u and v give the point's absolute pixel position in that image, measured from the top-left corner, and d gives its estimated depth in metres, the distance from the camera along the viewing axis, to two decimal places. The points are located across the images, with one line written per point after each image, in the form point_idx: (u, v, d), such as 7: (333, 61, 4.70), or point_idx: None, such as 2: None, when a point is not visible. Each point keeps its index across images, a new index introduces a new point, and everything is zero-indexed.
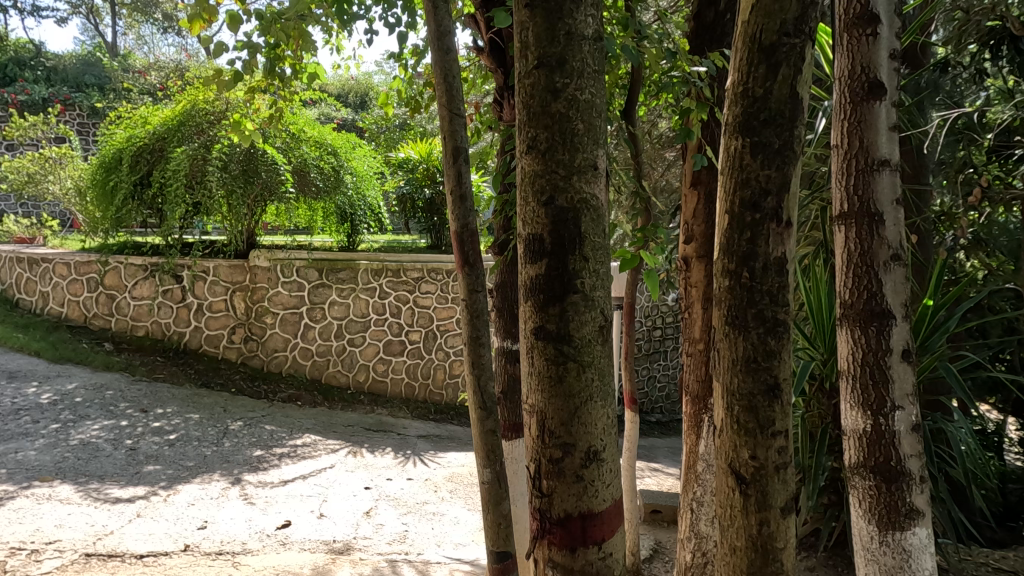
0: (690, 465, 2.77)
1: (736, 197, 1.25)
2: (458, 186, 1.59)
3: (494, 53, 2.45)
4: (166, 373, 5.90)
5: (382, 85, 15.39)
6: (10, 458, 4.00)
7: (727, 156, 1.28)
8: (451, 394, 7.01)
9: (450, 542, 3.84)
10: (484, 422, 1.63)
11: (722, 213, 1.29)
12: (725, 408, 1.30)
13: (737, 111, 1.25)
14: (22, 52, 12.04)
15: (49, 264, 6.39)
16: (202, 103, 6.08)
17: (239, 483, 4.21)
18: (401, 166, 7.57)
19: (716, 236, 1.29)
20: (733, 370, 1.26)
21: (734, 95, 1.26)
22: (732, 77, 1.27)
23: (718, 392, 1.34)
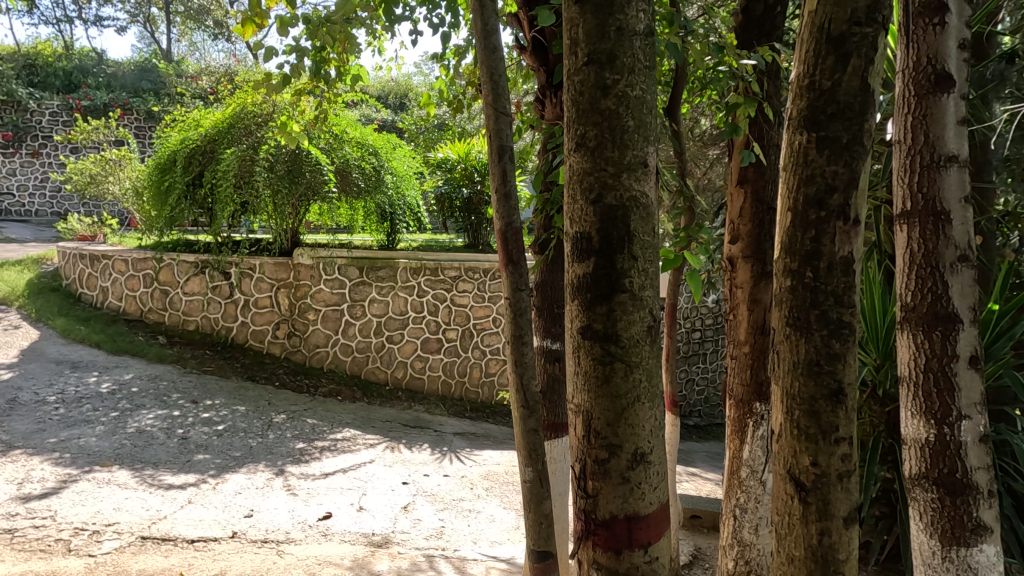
0: (734, 472, 2.69)
1: (799, 194, 1.22)
2: (503, 185, 1.59)
3: (537, 52, 2.44)
4: (214, 366, 6.13)
5: (421, 86, 15.62)
6: (73, 443, 4.23)
7: (789, 152, 1.24)
8: (487, 392, 7.07)
9: (486, 539, 3.86)
10: (525, 421, 1.63)
11: (784, 212, 1.25)
12: (784, 413, 1.26)
13: (802, 105, 1.21)
14: (85, 61, 12.99)
15: (109, 260, 6.71)
16: (251, 106, 6.29)
17: (282, 474, 4.34)
18: (439, 166, 7.67)
19: (776, 234, 1.26)
20: (793, 373, 1.23)
21: (797, 89, 1.22)
22: (797, 70, 1.23)
23: (776, 396, 1.30)
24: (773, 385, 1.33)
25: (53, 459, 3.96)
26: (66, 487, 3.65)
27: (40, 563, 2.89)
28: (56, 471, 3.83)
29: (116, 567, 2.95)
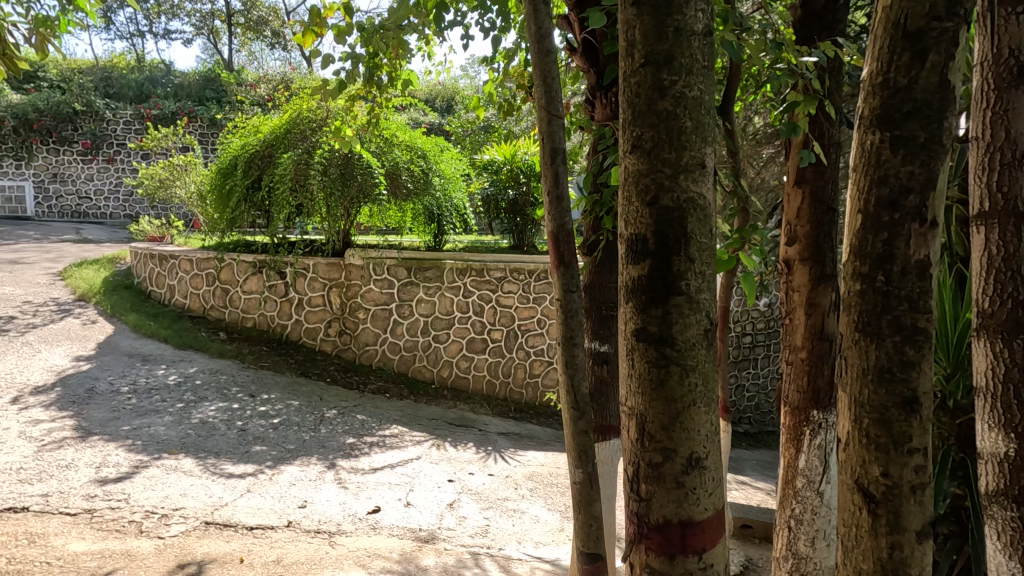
0: (788, 481, 2.60)
1: (871, 195, 1.19)
2: (556, 187, 1.60)
3: (587, 53, 2.43)
4: (270, 361, 6.40)
5: (467, 89, 15.86)
6: (144, 431, 4.52)
7: (860, 152, 1.21)
8: (531, 394, 7.09)
9: (530, 540, 3.87)
10: (576, 423, 1.63)
11: (853, 214, 1.22)
12: (852, 421, 1.22)
13: (874, 103, 1.17)
14: (156, 72, 13.88)
15: (176, 260, 7.11)
16: (306, 112, 6.53)
17: (334, 468, 4.49)
18: (485, 168, 7.75)
19: (847, 236, 1.23)
20: (863, 380, 1.18)
21: (869, 87, 1.19)
22: (869, 68, 1.19)
23: (842, 404, 1.26)
24: (838, 392, 1.29)
25: (127, 445, 4.24)
26: (138, 472, 3.89)
27: (116, 542, 3.10)
28: (130, 456, 4.09)
29: (182, 549, 3.12)
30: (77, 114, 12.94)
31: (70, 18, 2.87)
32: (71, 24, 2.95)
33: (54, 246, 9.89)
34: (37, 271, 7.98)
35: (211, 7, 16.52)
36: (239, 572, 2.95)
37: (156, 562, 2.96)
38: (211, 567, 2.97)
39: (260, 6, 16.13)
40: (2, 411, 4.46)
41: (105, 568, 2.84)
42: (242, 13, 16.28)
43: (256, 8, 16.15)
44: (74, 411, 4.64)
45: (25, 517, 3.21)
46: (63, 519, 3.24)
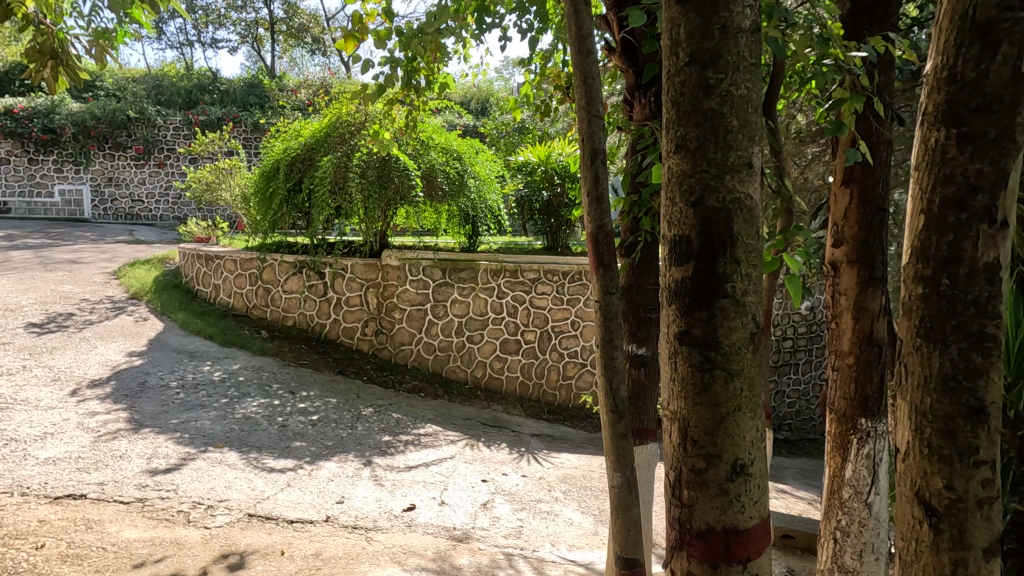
0: (833, 491, 2.51)
1: (935, 195, 1.20)
2: (595, 188, 1.59)
3: (626, 53, 2.41)
4: (309, 359, 6.56)
5: (502, 90, 15.98)
6: (191, 425, 4.69)
7: (924, 149, 1.22)
8: (565, 396, 7.06)
9: (564, 543, 3.85)
10: (615, 426, 1.62)
11: (916, 214, 1.23)
12: (914, 430, 1.22)
13: (940, 98, 1.19)
14: (204, 80, 14.73)
15: (221, 260, 7.36)
16: (345, 116, 6.67)
17: (370, 465, 4.57)
18: (520, 170, 7.62)
19: (909, 236, 1.24)
20: (925, 388, 1.19)
21: (934, 83, 1.20)
22: (934, 61, 1.20)
23: (903, 413, 1.27)
24: (898, 401, 1.31)
25: (175, 438, 4.41)
26: (186, 465, 4.04)
27: (165, 530, 3.23)
28: (178, 449, 4.26)
29: (227, 539, 3.23)
30: (130, 121, 13.55)
31: (126, 29, 3.00)
32: (127, 35, 3.09)
33: (109, 247, 10.38)
34: (93, 271, 8.38)
35: (255, 16, 17.05)
36: (280, 564, 3.03)
37: (202, 551, 3.07)
38: (254, 558, 3.06)
39: (301, 13, 16.74)
40: (62, 403, 4.71)
41: (156, 556, 2.96)
42: (284, 20, 16.82)
43: (297, 15, 16.71)
44: (126, 404, 4.85)
45: (83, 504, 3.37)
46: (117, 507, 3.39)
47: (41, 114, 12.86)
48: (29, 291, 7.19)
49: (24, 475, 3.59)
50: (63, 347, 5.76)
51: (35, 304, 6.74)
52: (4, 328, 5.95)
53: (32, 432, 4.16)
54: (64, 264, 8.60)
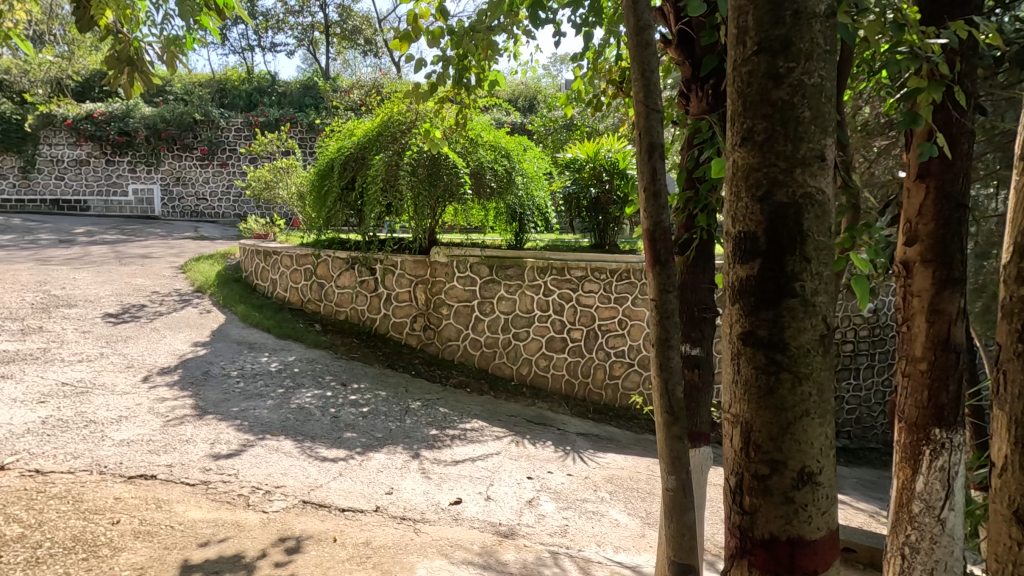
0: (901, 503, 2.38)
1: None
2: (652, 183, 1.57)
3: (683, 45, 2.35)
4: (360, 353, 6.74)
5: (549, 88, 16.01)
6: (251, 413, 4.91)
7: None
8: (611, 395, 6.99)
9: (610, 543, 3.80)
10: (670, 428, 1.58)
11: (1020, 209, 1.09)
12: (1011, 443, 1.08)
13: None
14: (263, 83, 15.37)
15: (278, 256, 7.65)
16: (397, 115, 6.82)
17: (418, 458, 4.65)
18: (568, 167, 7.67)
19: (1010, 234, 1.10)
20: None
21: None
22: None
23: (1000, 424, 1.13)
24: (994, 412, 1.16)
25: (236, 425, 4.63)
26: (245, 451, 4.24)
27: (227, 512, 3.39)
28: (239, 436, 4.46)
29: (284, 524, 3.37)
30: (197, 123, 14.30)
31: (195, 36, 3.15)
32: (196, 41, 3.25)
33: (177, 243, 10.99)
34: (163, 265, 8.89)
35: (311, 20, 17.65)
36: (332, 550, 3.13)
37: (260, 534, 3.20)
38: (309, 543, 3.17)
39: (354, 15, 17.27)
40: (135, 388, 5.02)
41: (219, 536, 3.12)
42: (339, 23, 17.38)
43: (351, 18, 17.27)
44: (192, 391, 5.12)
45: (153, 484, 3.59)
46: (184, 488, 3.59)
47: (118, 118, 13.77)
48: (107, 283, 7.70)
49: (102, 455, 3.85)
50: (136, 336, 6.13)
51: (111, 295, 7.22)
52: (84, 318, 6.39)
53: (109, 415, 4.46)
54: (137, 259, 9.18)
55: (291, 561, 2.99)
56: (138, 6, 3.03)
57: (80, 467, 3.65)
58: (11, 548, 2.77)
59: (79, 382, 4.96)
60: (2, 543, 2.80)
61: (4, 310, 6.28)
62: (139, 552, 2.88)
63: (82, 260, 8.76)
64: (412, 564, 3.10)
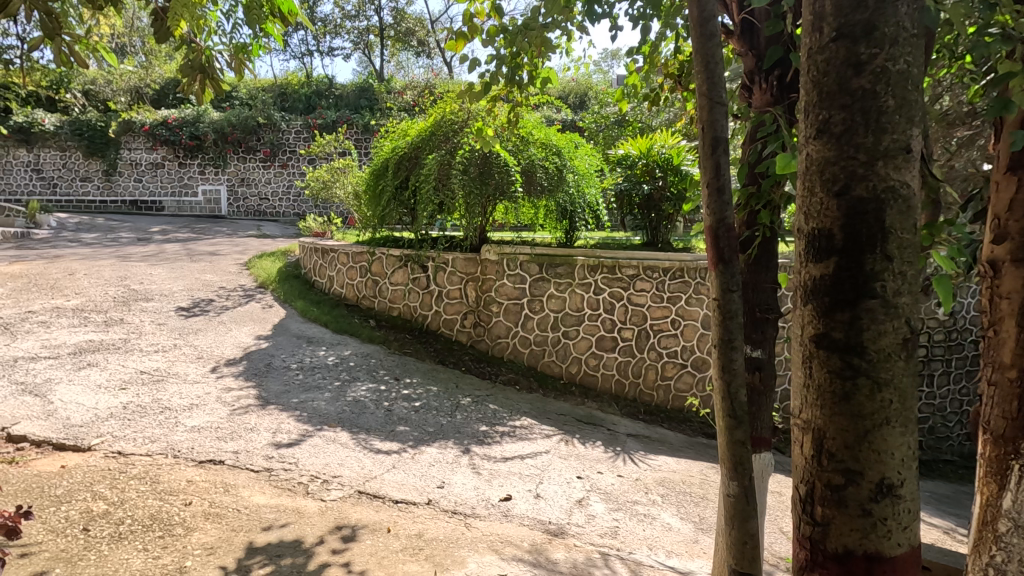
0: (985, 521, 2.20)
1: None
2: (716, 179, 1.54)
3: (745, 36, 2.27)
4: (412, 348, 6.89)
5: (600, 84, 15.88)
6: (310, 405, 5.10)
7: None
8: (662, 396, 6.87)
9: (662, 547, 3.72)
10: (732, 432, 1.55)
11: None
12: None
13: None
14: (322, 86, 15.94)
15: (335, 253, 7.91)
16: (450, 114, 6.90)
17: (468, 453, 4.71)
18: (619, 163, 7.55)
19: None
20: None
21: None
22: None
23: None
24: None
25: (296, 416, 4.82)
26: (305, 440, 4.41)
27: (288, 499, 3.54)
28: (298, 426, 4.65)
29: (341, 512, 3.48)
30: (260, 126, 14.99)
31: (261, 43, 3.30)
32: (261, 48, 3.40)
33: (241, 241, 11.56)
34: (229, 262, 9.36)
35: (367, 23, 18.15)
36: (387, 541, 3.21)
37: (319, 521, 3.32)
38: (363, 533, 3.27)
39: (408, 18, 17.68)
40: (204, 378, 5.32)
41: (281, 521, 3.26)
42: (393, 26, 17.82)
43: (405, 20, 17.69)
44: (255, 382, 5.38)
45: (221, 469, 3.79)
46: (249, 474, 3.78)
47: (189, 123, 14.63)
48: (179, 279, 8.19)
49: (175, 440, 4.10)
50: (205, 329, 6.49)
51: (183, 290, 7.67)
52: (159, 311, 6.82)
53: (181, 403, 4.75)
54: (206, 256, 9.71)
55: (348, 548, 3.08)
56: (210, 17, 3.21)
57: (156, 451, 3.90)
58: (97, 523, 2.99)
59: (155, 371, 5.30)
60: (89, 518, 3.02)
61: (89, 303, 6.79)
62: (210, 533, 3.05)
63: (157, 257, 9.36)
64: (463, 559, 3.14)
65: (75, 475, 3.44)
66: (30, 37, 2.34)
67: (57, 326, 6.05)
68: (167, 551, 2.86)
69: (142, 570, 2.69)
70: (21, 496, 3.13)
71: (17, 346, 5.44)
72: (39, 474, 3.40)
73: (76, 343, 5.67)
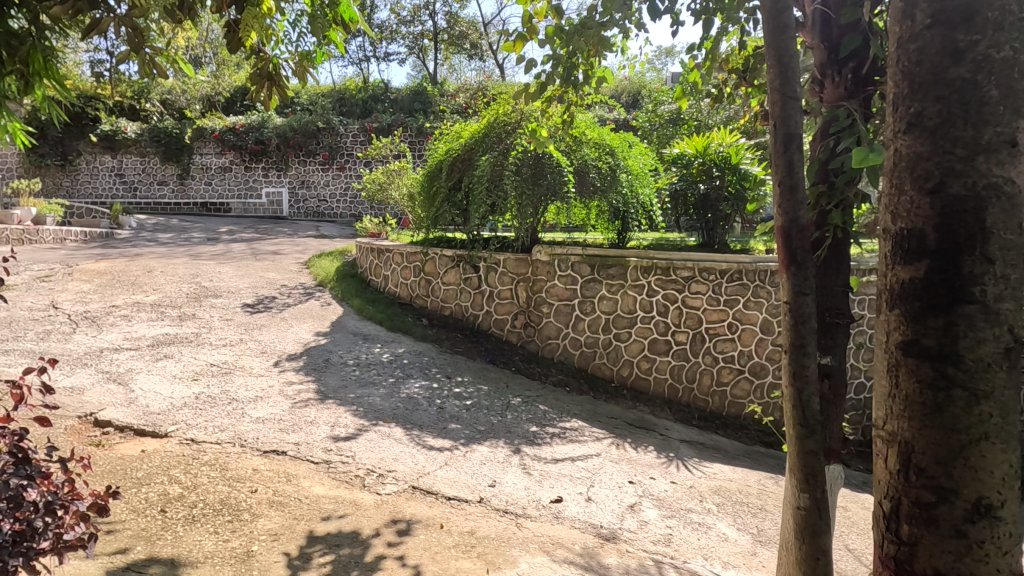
0: None
1: None
2: (788, 177, 1.58)
3: (818, 27, 2.16)
4: (463, 347, 6.97)
5: (654, 82, 15.60)
6: (366, 400, 5.26)
7: None
8: (718, 402, 6.67)
9: (718, 558, 3.60)
10: (804, 442, 1.60)
11: None
12: None
13: None
14: (378, 90, 16.38)
15: (390, 253, 8.11)
16: (503, 115, 6.95)
17: (519, 453, 4.72)
18: (674, 163, 7.37)
19: None
20: None
21: None
22: None
23: None
24: None
25: (352, 411, 4.97)
26: (361, 435, 4.54)
27: (346, 491, 3.65)
28: (355, 420, 4.80)
29: (395, 506, 3.56)
30: (320, 131, 15.56)
31: (324, 49, 3.41)
32: (324, 55, 3.52)
33: (301, 240, 12.01)
34: (290, 261, 9.75)
35: (421, 28, 18.50)
36: (439, 536, 3.26)
37: (374, 514, 3.41)
38: (417, 527, 3.33)
39: (461, 21, 17.93)
40: (268, 371, 5.58)
41: (339, 512, 3.37)
42: (446, 30, 18.12)
43: (458, 24, 17.97)
44: (314, 377, 5.58)
45: (284, 459, 3.96)
46: (310, 465, 3.93)
47: (255, 128, 15.37)
48: (245, 277, 8.61)
49: (242, 430, 4.32)
50: (269, 325, 6.79)
51: (249, 287, 8.06)
52: (227, 307, 7.19)
53: (248, 394, 4.99)
54: (269, 255, 10.16)
55: (403, 542, 3.15)
56: (278, 26, 3.36)
57: (225, 439, 4.12)
58: (173, 505, 3.19)
59: (223, 364, 5.60)
60: (166, 500, 3.23)
61: (165, 299, 7.24)
62: (274, 519, 3.19)
63: (225, 256, 9.87)
64: (515, 558, 3.15)
65: (153, 459, 3.68)
66: (119, 52, 2.51)
67: (137, 319, 6.49)
68: (235, 535, 3.01)
69: (213, 552, 2.84)
70: (107, 477, 3.38)
71: (102, 337, 5.87)
72: (122, 457, 3.66)
73: (153, 336, 6.06)
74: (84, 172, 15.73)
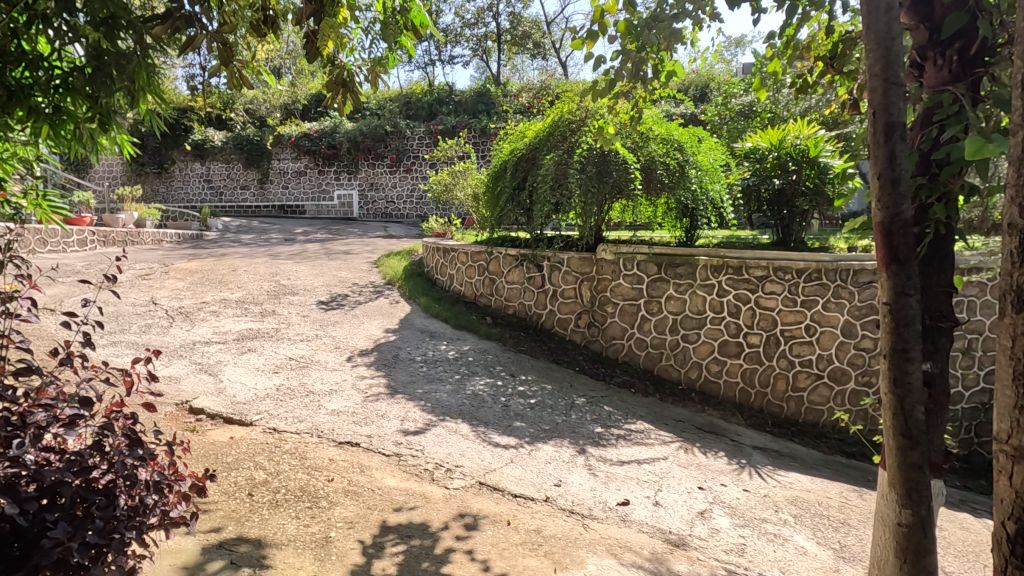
0: None
1: None
2: (890, 169, 1.48)
3: (916, 7, 2.01)
4: (527, 346, 7.00)
5: (725, 74, 15.01)
6: (433, 395, 5.39)
7: None
8: (794, 408, 6.33)
9: (796, 572, 3.42)
10: (907, 454, 1.51)
11: None
12: None
13: None
14: (442, 93, 16.69)
15: (456, 253, 8.26)
16: (567, 113, 6.91)
17: (584, 453, 4.68)
18: (747, 157, 7.04)
19: None
20: None
21: None
22: None
23: None
24: None
25: (420, 406, 5.11)
26: (429, 429, 4.65)
27: (416, 484, 3.76)
28: (424, 415, 4.93)
29: (463, 501, 3.63)
30: (388, 134, 16.07)
31: (394, 55, 3.52)
32: (394, 60, 3.61)
33: (371, 241, 12.45)
34: (360, 261, 10.14)
35: (485, 30, 18.69)
36: (506, 533, 3.29)
37: (443, 507, 3.49)
38: (484, 523, 3.38)
39: (524, 21, 18.00)
40: (342, 366, 5.83)
41: (409, 504, 3.47)
42: (510, 30, 18.25)
43: (521, 24, 18.06)
44: (385, 372, 5.78)
45: (358, 451, 4.13)
46: (381, 457, 4.07)
47: (328, 134, 16.09)
48: (319, 275, 9.04)
49: (319, 421, 4.54)
50: (342, 321, 7.09)
51: (323, 285, 8.45)
52: (304, 304, 7.58)
53: (324, 387, 5.24)
54: (341, 255, 10.61)
55: (470, 536, 3.21)
56: (353, 34, 3.50)
57: (303, 430, 4.34)
58: (259, 490, 3.40)
59: (301, 358, 5.91)
60: (253, 485, 3.44)
61: (248, 296, 7.72)
62: (350, 508, 3.33)
63: (301, 256, 10.40)
64: (582, 559, 3.13)
65: (241, 446, 3.94)
66: (210, 66, 2.70)
67: (224, 315, 6.97)
68: (315, 521, 3.16)
69: (295, 535, 3.00)
70: (201, 460, 3.65)
71: (194, 331, 6.35)
72: (214, 443, 3.94)
73: (239, 331, 6.49)
74: (177, 178, 17.09)
